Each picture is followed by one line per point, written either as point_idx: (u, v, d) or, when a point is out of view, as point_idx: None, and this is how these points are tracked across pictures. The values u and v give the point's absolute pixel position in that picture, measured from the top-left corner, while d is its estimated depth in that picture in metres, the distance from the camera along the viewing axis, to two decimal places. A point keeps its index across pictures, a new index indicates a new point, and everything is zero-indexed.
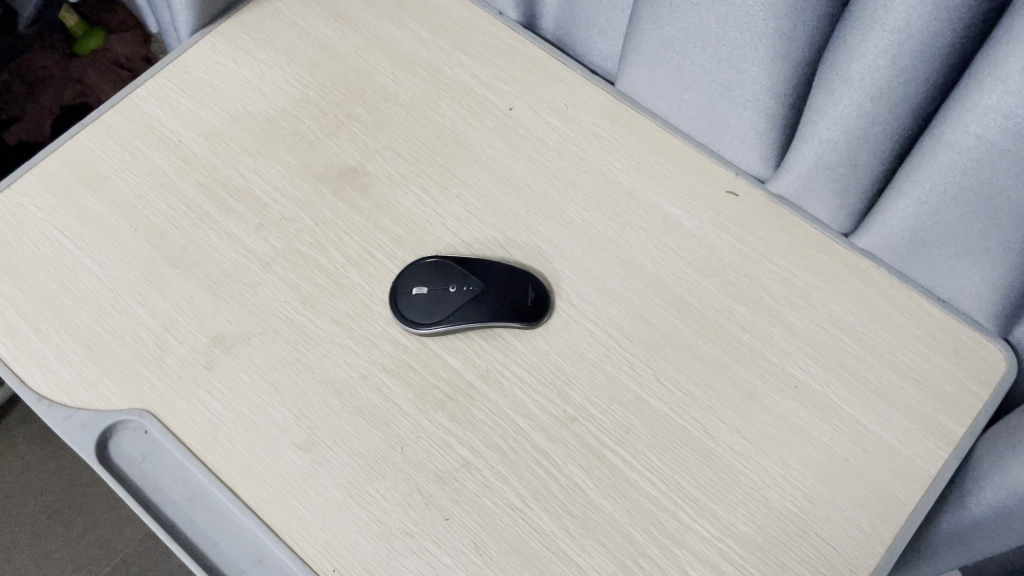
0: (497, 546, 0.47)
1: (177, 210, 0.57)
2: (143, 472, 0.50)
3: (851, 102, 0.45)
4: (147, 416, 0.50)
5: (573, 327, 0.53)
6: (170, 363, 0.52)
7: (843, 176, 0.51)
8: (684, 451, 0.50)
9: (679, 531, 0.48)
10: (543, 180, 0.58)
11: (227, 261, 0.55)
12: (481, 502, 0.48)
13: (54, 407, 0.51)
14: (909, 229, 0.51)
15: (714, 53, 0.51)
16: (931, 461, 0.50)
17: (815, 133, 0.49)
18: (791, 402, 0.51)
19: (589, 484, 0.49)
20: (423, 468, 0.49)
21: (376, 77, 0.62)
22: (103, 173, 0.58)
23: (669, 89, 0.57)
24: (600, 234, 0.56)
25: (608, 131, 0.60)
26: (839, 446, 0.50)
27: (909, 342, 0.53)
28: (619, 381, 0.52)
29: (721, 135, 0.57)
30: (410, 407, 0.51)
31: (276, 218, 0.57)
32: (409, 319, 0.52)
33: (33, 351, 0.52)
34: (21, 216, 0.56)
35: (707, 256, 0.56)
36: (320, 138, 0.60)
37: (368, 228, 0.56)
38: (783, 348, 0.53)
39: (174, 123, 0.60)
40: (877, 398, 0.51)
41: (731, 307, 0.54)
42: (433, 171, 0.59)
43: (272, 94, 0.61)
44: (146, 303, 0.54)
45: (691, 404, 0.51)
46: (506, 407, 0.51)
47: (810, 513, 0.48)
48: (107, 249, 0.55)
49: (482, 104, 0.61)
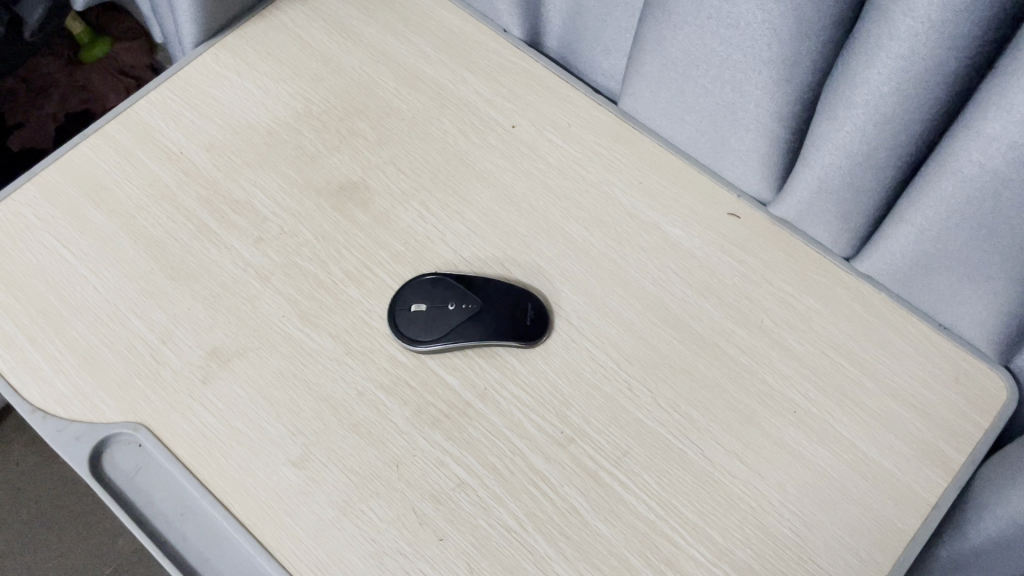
0: (491, 567, 0.47)
1: (177, 223, 0.57)
2: (136, 486, 0.50)
3: (855, 128, 0.45)
4: (141, 430, 0.50)
5: (571, 347, 0.53)
6: (166, 376, 0.52)
7: (845, 201, 0.51)
8: (681, 475, 0.49)
9: (676, 556, 0.47)
10: (544, 199, 0.58)
11: (226, 274, 0.55)
12: (476, 522, 0.48)
13: (48, 419, 0.50)
14: (911, 256, 0.50)
15: (718, 75, 0.51)
16: (930, 489, 0.49)
17: (818, 157, 0.49)
18: (790, 426, 0.51)
19: (585, 506, 0.48)
20: (418, 487, 0.49)
21: (379, 93, 0.62)
22: (104, 183, 0.58)
23: (671, 111, 0.57)
24: (600, 254, 0.56)
25: (610, 150, 0.60)
26: (838, 472, 0.49)
27: (910, 368, 0.52)
28: (617, 402, 0.51)
29: (723, 156, 0.57)
30: (406, 425, 0.50)
31: (276, 231, 0.56)
32: (407, 336, 0.52)
33: (29, 362, 0.52)
34: (19, 225, 0.56)
35: (708, 278, 0.55)
36: (322, 152, 0.60)
37: (368, 243, 0.56)
38: (782, 372, 0.52)
39: (176, 135, 0.60)
40: (876, 424, 0.51)
41: (731, 329, 0.54)
42: (434, 187, 0.58)
43: (274, 108, 0.61)
44: (143, 315, 0.53)
45: (689, 427, 0.51)
46: (503, 426, 0.50)
47: (807, 540, 0.48)
48: (105, 260, 0.55)
49: (485, 121, 0.61)
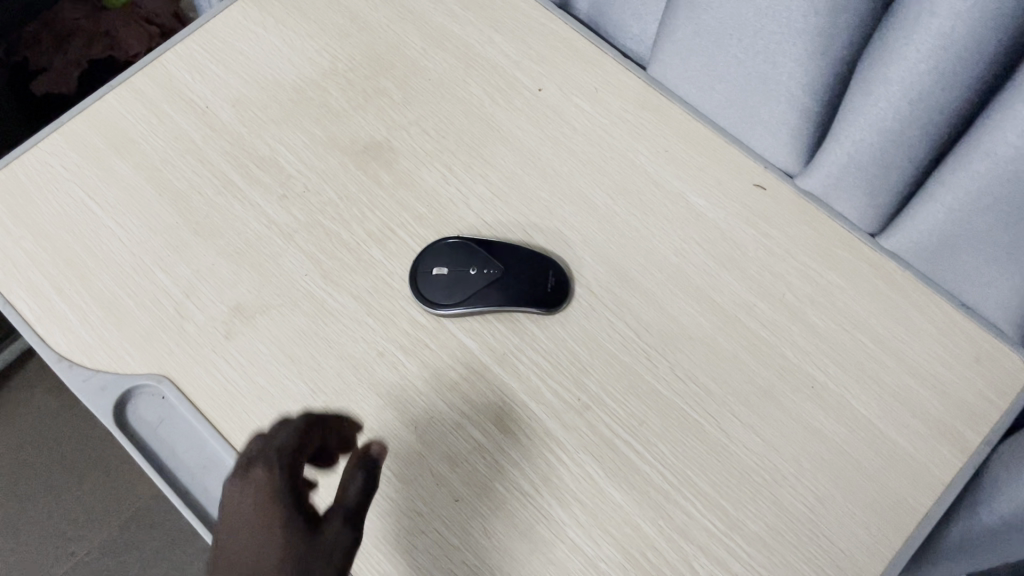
0: (505, 529, 0.48)
1: (202, 177, 0.57)
2: (159, 437, 0.51)
3: (889, 104, 0.44)
4: (164, 382, 0.51)
5: (591, 315, 0.53)
6: (190, 329, 0.53)
7: (873, 178, 0.50)
8: (695, 446, 0.50)
9: (688, 525, 0.48)
10: (569, 164, 0.58)
11: (249, 231, 0.55)
12: (493, 485, 0.49)
13: (74, 368, 0.52)
14: (938, 235, 0.50)
15: (750, 45, 0.50)
16: (945, 469, 0.49)
17: (849, 132, 0.48)
18: (807, 401, 0.51)
19: (600, 474, 0.49)
20: (436, 448, 0.49)
21: (406, 52, 0.62)
22: (131, 136, 0.58)
23: (701, 79, 0.56)
24: (622, 222, 0.56)
25: (637, 117, 0.59)
26: (853, 448, 0.50)
27: (931, 347, 0.52)
28: (635, 371, 0.51)
29: (752, 127, 0.56)
30: (425, 386, 0.51)
31: (300, 189, 0.57)
32: (428, 300, 0.52)
33: (56, 311, 0.53)
34: (48, 176, 0.57)
35: (730, 250, 0.55)
36: (346, 111, 0.59)
37: (392, 205, 0.56)
38: (801, 347, 0.52)
39: (201, 89, 0.60)
40: (894, 402, 0.51)
41: (751, 302, 0.54)
42: (458, 150, 0.58)
43: (301, 64, 0.61)
44: (168, 269, 0.54)
45: (706, 399, 0.51)
46: (520, 391, 0.51)
47: (819, 514, 0.48)
48: (131, 213, 0.56)
49: (511, 83, 0.60)
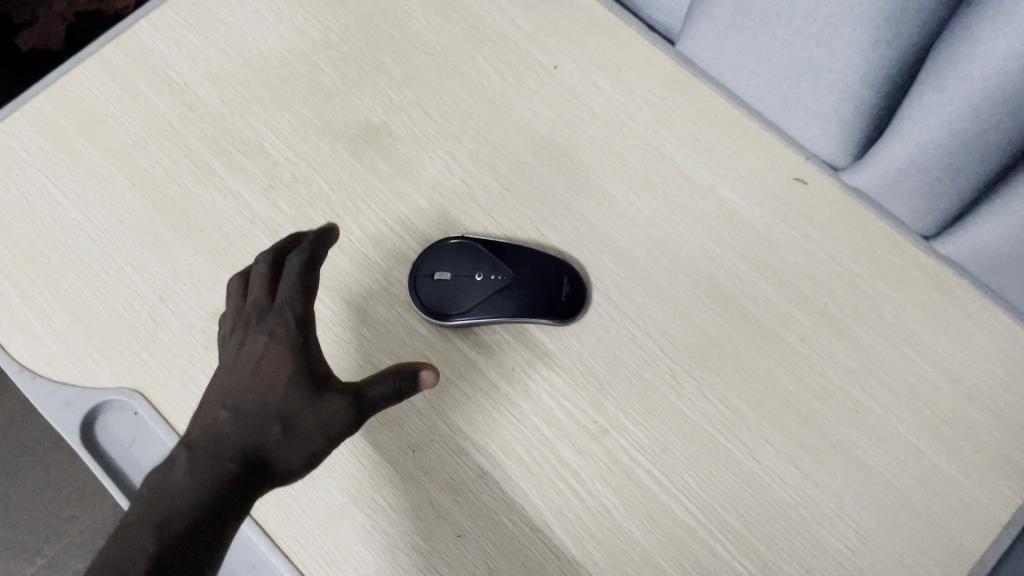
0: (511, 568, 0.43)
1: (179, 164, 0.51)
2: (131, 458, 0.47)
3: (969, 99, 0.38)
4: (136, 397, 0.46)
5: (611, 327, 0.48)
6: (164, 338, 0.47)
7: (937, 181, 0.44)
8: (725, 477, 0.45)
9: (715, 566, 0.43)
10: (587, 153, 0.52)
11: (231, 226, 0.50)
12: (499, 519, 0.44)
13: (36, 380, 0.47)
14: (1010, 248, 0.44)
15: (801, 27, 0.44)
16: (1004, 507, 0.44)
17: (915, 129, 0.42)
18: (849, 427, 0.46)
19: (618, 507, 0.44)
20: (436, 476, 0.45)
21: (406, 22, 0.55)
22: (100, 117, 0.53)
23: (738, 60, 0.50)
24: (645, 220, 0.50)
25: (664, 99, 0.53)
26: (901, 482, 0.45)
27: (992, 368, 0.46)
28: (658, 391, 0.46)
29: (794, 116, 0.50)
30: (424, 406, 0.46)
31: (287, 179, 0.51)
32: (428, 309, 0.47)
33: (19, 316, 0.48)
34: (10, 162, 0.52)
35: (766, 253, 0.49)
36: (339, 90, 0.53)
37: (390, 198, 0.51)
38: (844, 365, 0.47)
39: (179, 63, 0.54)
40: (949, 430, 0.45)
41: (789, 313, 0.48)
42: (464, 135, 0.52)
43: (289, 35, 0.55)
44: (141, 269, 0.49)
45: (737, 424, 0.46)
46: (530, 412, 0.46)
47: (861, 556, 0.43)
48: (100, 204, 0.51)
49: (524, 59, 0.54)
